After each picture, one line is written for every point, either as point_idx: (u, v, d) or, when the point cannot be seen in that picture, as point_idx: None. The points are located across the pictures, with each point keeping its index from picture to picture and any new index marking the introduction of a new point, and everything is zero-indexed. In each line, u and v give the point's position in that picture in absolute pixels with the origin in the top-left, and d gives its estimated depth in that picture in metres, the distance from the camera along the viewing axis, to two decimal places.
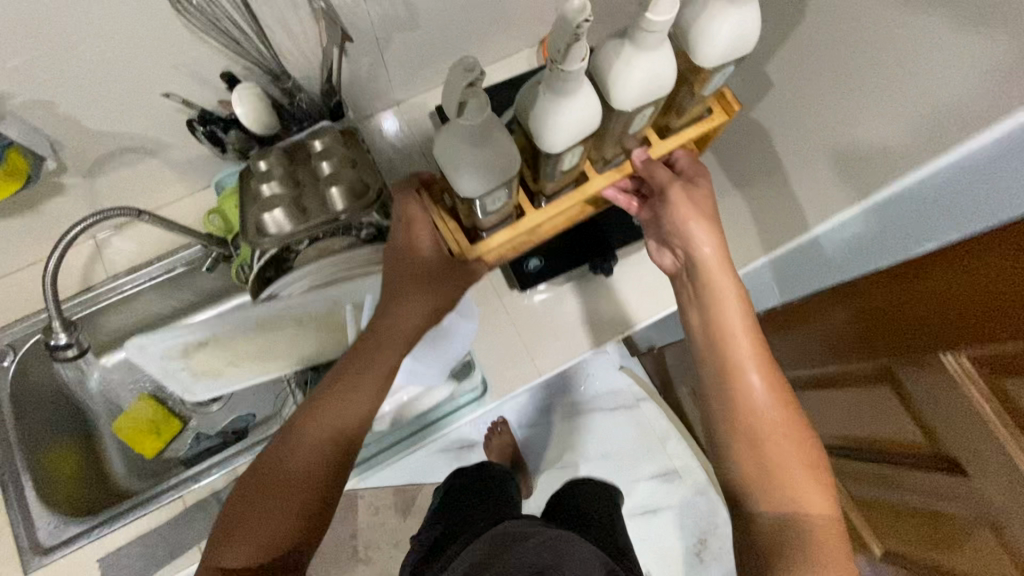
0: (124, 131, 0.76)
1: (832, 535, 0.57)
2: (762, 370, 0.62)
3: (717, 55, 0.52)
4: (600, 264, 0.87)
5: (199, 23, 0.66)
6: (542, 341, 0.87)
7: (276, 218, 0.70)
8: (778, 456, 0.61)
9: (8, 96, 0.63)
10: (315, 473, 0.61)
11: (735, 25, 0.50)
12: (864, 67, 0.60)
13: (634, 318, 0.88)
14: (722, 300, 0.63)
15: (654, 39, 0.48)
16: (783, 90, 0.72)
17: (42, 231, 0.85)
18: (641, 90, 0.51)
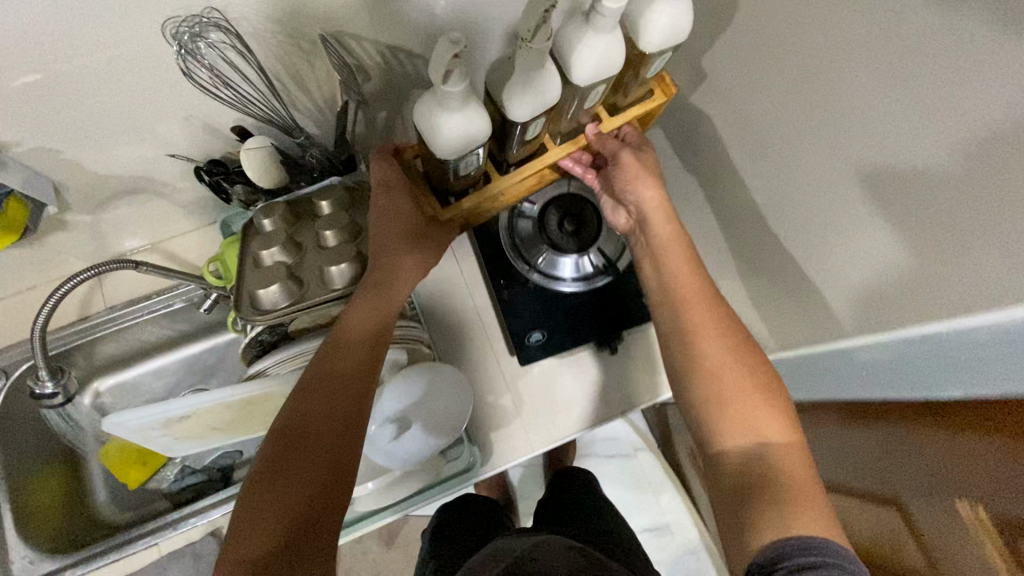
0: (130, 174, 0.75)
1: (803, 469, 0.54)
2: (706, 311, 0.64)
3: (657, 42, 0.58)
4: (607, 342, 0.85)
5: (211, 84, 0.65)
6: (539, 417, 0.84)
7: (279, 289, 0.66)
8: (729, 382, 0.60)
9: (12, 145, 0.62)
10: (337, 428, 0.56)
11: (678, 18, 0.56)
12: (877, 192, 0.57)
13: (637, 397, 0.86)
14: (670, 241, 0.69)
15: (605, 23, 0.53)
16: (789, 189, 0.70)
17: (42, 260, 0.84)
18: (595, 69, 0.57)
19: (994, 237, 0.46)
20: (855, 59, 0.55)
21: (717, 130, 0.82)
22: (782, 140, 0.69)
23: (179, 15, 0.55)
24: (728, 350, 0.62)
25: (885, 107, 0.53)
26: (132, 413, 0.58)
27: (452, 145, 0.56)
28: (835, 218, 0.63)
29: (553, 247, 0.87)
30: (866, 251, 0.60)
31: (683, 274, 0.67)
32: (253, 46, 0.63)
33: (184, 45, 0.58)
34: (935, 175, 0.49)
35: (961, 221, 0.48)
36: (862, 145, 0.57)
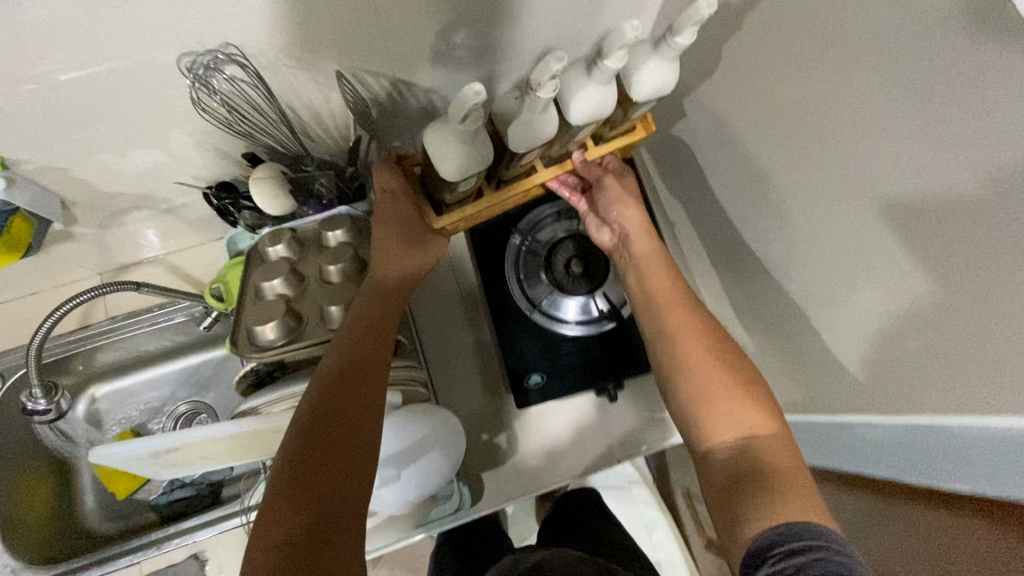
0: (138, 192, 0.76)
1: (789, 454, 0.55)
2: (686, 317, 0.68)
3: (646, 94, 0.62)
4: (606, 389, 0.83)
5: (226, 119, 0.67)
6: (535, 462, 0.83)
7: (278, 324, 0.65)
8: (712, 382, 0.62)
9: (21, 162, 0.62)
10: (364, 412, 0.56)
11: (667, 75, 0.61)
12: (879, 272, 0.56)
13: (635, 447, 0.84)
14: (649, 257, 0.74)
15: (603, 75, 0.59)
16: (790, 250, 0.70)
17: (47, 268, 0.85)
18: (587, 114, 0.62)
19: (1005, 333, 0.45)
20: (866, 136, 0.55)
21: (722, 182, 0.83)
22: (784, 202, 0.69)
23: (196, 48, 0.56)
24: (708, 347, 0.65)
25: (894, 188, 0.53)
26: (119, 445, 0.57)
27: (456, 174, 0.62)
28: (837, 286, 0.63)
29: (559, 289, 0.87)
30: (870, 324, 0.59)
31: (662, 282, 0.72)
32: (268, 82, 0.64)
33: (196, 72, 0.58)
34: (946, 259, 0.49)
35: (960, 308, 0.48)
36: (872, 220, 0.56)
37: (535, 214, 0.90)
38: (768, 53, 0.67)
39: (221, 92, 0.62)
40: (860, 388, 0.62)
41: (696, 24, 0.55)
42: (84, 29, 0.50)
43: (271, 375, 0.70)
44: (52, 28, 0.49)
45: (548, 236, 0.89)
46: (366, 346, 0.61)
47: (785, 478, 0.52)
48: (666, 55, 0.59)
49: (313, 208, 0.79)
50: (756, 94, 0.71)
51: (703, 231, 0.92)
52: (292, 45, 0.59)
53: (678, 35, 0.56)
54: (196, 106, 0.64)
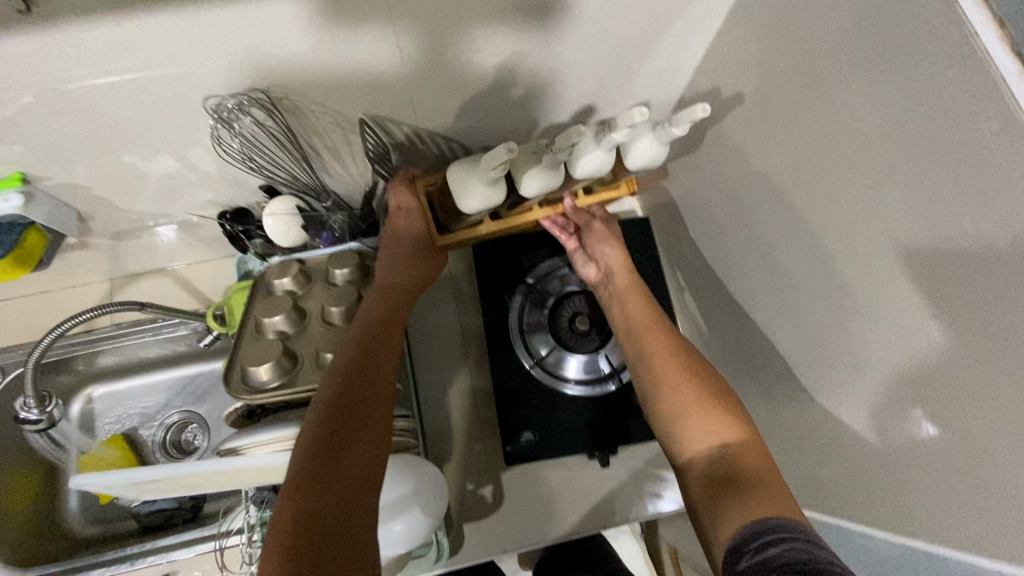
0: (153, 210, 0.79)
1: (754, 450, 0.58)
2: (665, 341, 0.71)
3: (638, 161, 0.72)
4: (597, 455, 0.82)
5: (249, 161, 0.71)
6: (521, 515, 0.82)
7: (272, 366, 0.65)
8: (687, 396, 0.65)
9: (44, 179, 0.66)
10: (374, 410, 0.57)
11: (656, 152, 0.71)
12: (876, 373, 0.56)
13: (623, 511, 0.83)
14: (629, 289, 0.78)
15: (607, 144, 0.67)
16: (778, 331, 0.72)
17: (59, 273, 0.87)
18: (589, 172, 0.71)
19: (993, 453, 0.44)
20: (864, 237, 0.55)
21: (718, 247, 0.85)
22: (772, 283, 0.72)
23: (224, 90, 0.60)
24: (683, 364, 0.68)
25: (889, 291, 0.52)
26: (100, 477, 0.57)
27: (475, 205, 0.72)
28: (818, 374, 0.65)
29: (562, 347, 0.86)
30: (860, 418, 0.58)
31: (643, 309, 0.75)
32: (290, 122, 0.68)
33: (223, 112, 0.62)
34: (938, 371, 0.48)
35: (924, 414, 0.50)
36: (869, 322, 0.55)
37: (540, 267, 0.91)
38: (757, 141, 0.70)
39: (244, 133, 0.67)
40: (837, 479, 0.63)
41: (691, 121, 0.64)
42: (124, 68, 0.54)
43: (257, 414, 0.69)
44: (93, 65, 0.52)
45: (552, 290, 0.89)
46: (374, 348, 0.63)
47: (759, 484, 0.54)
48: (659, 133, 0.68)
49: (324, 240, 0.80)
50: (745, 176, 0.74)
51: (701, 291, 0.93)
52: (316, 90, 0.63)
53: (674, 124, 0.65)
54: (213, 144, 0.67)
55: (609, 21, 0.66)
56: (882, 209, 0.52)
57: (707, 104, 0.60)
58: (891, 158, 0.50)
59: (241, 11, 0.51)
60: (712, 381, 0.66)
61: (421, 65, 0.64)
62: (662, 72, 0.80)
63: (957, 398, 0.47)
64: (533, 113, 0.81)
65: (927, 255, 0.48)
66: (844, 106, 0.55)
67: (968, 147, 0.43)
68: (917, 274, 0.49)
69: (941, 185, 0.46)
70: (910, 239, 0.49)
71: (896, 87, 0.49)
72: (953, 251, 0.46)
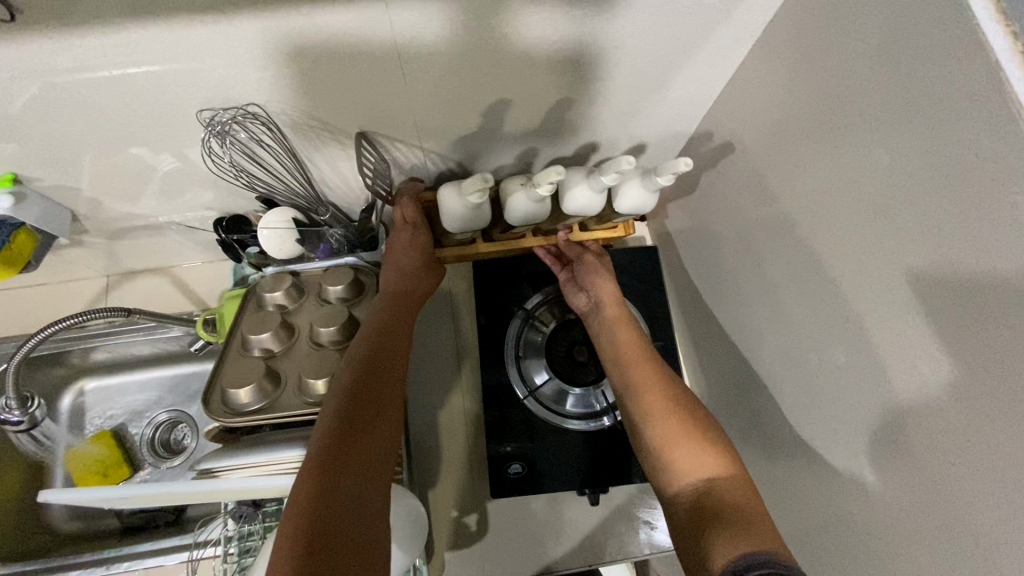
0: (149, 213, 0.79)
1: (740, 487, 0.56)
2: (652, 372, 0.70)
3: (625, 207, 0.76)
4: (588, 492, 0.80)
5: (247, 175, 0.72)
6: (506, 545, 0.80)
7: (252, 389, 0.65)
8: (670, 426, 0.63)
9: (36, 179, 0.66)
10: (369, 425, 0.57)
11: (644, 200, 0.75)
12: (880, 432, 0.53)
13: (611, 544, 0.81)
14: (618, 319, 0.77)
15: (596, 184, 0.71)
16: (781, 382, 0.69)
17: (54, 268, 0.87)
18: (576, 208, 0.75)
19: (999, 534, 0.41)
20: (874, 292, 0.52)
21: (723, 278, 0.83)
22: (776, 324, 0.69)
23: (218, 104, 0.60)
24: (669, 396, 0.66)
25: (897, 352, 0.50)
26: (65, 495, 0.56)
27: (455, 224, 0.75)
28: (818, 432, 0.62)
29: (560, 379, 0.84)
30: (864, 475, 0.55)
31: (630, 340, 0.74)
32: (286, 137, 0.67)
33: (215, 125, 0.62)
34: (946, 441, 0.45)
35: (929, 482, 0.47)
36: (876, 380, 0.53)
37: (541, 294, 0.89)
38: (768, 186, 0.68)
39: (240, 146, 0.66)
40: (836, 542, 0.60)
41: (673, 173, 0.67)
42: (114, 80, 0.54)
43: (237, 433, 0.69)
44: (81, 76, 0.52)
45: (551, 318, 0.87)
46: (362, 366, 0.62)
47: (742, 516, 0.52)
48: (646, 182, 0.72)
49: (322, 252, 0.81)
50: (756, 220, 0.72)
51: (703, 322, 0.90)
52: (314, 108, 0.63)
53: (660, 176, 0.68)
54: (203, 151, 0.67)
55: (618, 56, 0.65)
56: (891, 275, 0.50)
57: (690, 160, 0.64)
58: (899, 224, 0.48)
59: (233, 31, 0.50)
60: (696, 412, 0.64)
61: (418, 91, 0.63)
62: (676, 107, 0.79)
63: (964, 471, 0.44)
64: (538, 139, 0.80)
65: (937, 317, 0.45)
66: (854, 165, 0.53)
67: (973, 223, 0.41)
68: (925, 347, 0.47)
69: (948, 259, 0.44)
70: (920, 311, 0.47)
71: (907, 153, 0.47)
72: (958, 330, 0.43)
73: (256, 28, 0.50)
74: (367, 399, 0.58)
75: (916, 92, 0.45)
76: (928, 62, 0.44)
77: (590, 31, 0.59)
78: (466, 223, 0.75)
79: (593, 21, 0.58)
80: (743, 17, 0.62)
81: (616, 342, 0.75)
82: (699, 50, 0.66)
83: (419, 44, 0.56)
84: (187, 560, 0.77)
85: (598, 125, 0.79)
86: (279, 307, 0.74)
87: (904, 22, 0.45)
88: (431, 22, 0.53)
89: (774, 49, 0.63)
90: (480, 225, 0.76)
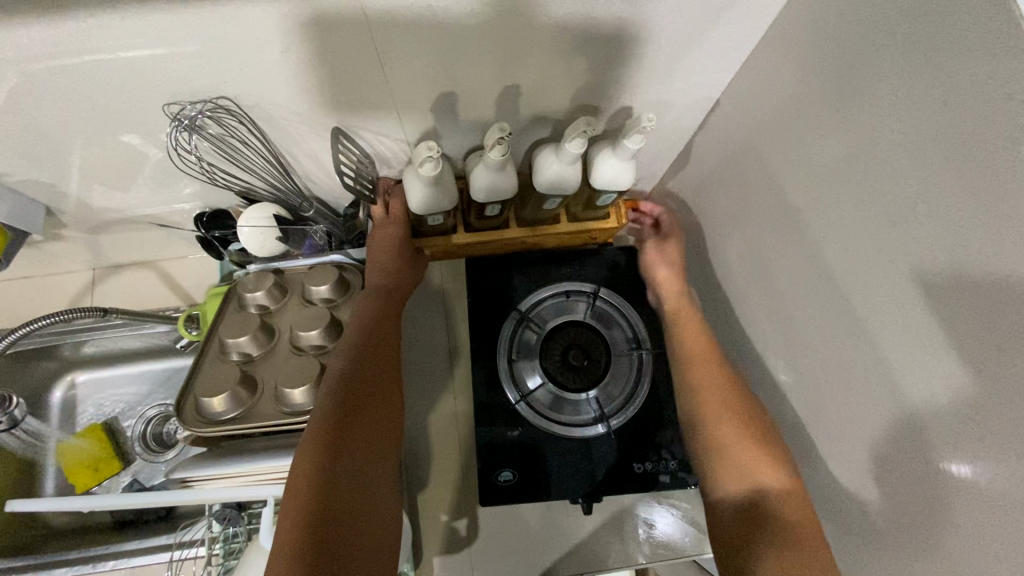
0: (127, 208, 0.77)
1: (797, 505, 0.56)
2: (719, 379, 0.68)
3: (601, 180, 0.71)
4: (581, 501, 0.76)
5: (218, 170, 0.70)
6: (498, 549, 0.77)
7: (226, 397, 0.64)
8: (732, 436, 0.62)
9: (6, 174, 0.65)
10: (364, 435, 0.56)
11: (622, 173, 0.70)
12: (886, 447, 0.50)
13: (605, 548, 0.78)
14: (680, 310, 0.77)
15: (565, 154, 0.67)
16: (787, 394, 0.65)
17: (38, 262, 0.86)
18: (549, 182, 0.71)
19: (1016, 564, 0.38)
20: (883, 299, 0.48)
21: (726, 276, 0.79)
22: (779, 327, 0.66)
23: (186, 96, 0.57)
24: (728, 396, 0.66)
25: (904, 365, 0.47)
26: (33, 504, 0.64)
27: (420, 206, 0.70)
28: (822, 442, 0.59)
29: (555, 384, 0.81)
30: (873, 489, 0.52)
31: (697, 336, 0.73)
32: (259, 127, 0.65)
33: (182, 119, 0.60)
34: (962, 463, 0.42)
35: (943, 502, 0.44)
36: (884, 396, 0.49)
37: (536, 294, 0.86)
38: (774, 183, 0.64)
39: (210, 139, 0.64)
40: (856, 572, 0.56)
41: (642, 133, 0.64)
42: (72, 74, 0.51)
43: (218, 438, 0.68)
44: (36, 69, 0.50)
45: (547, 319, 0.85)
46: (361, 373, 0.61)
47: (797, 539, 0.53)
48: (617, 153, 0.68)
49: (307, 249, 0.78)
50: (764, 222, 0.67)
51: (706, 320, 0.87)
52: (288, 98, 0.60)
53: (627, 139, 0.65)
54: (171, 144, 0.64)
55: (615, 44, 0.60)
56: (905, 286, 0.46)
57: (653, 116, 0.62)
58: (921, 237, 0.44)
59: (193, 19, 0.47)
60: (754, 418, 0.63)
61: (398, 81, 0.60)
62: (681, 99, 0.74)
63: (978, 494, 0.41)
64: (533, 131, 0.76)
65: (950, 330, 0.42)
66: (869, 170, 0.49)
67: (999, 238, 0.37)
68: (948, 375, 0.43)
69: (972, 278, 0.39)
70: (931, 324, 0.43)
71: (934, 161, 0.42)
72: (984, 357, 0.39)
73: (216, 13, 0.47)
74: (356, 404, 0.58)
75: (944, 92, 0.41)
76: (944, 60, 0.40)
77: (582, 16, 0.55)
78: (433, 206, 0.70)
79: (585, 6, 0.53)
80: (750, 6, 0.57)
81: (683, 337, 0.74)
82: (704, 39, 0.61)
83: (397, 33, 0.52)
84: (169, 560, 0.76)
85: (598, 116, 0.75)
86: (261, 307, 0.73)
87: (932, 14, 0.41)
88: (408, 8, 0.49)
89: (788, 39, 0.58)
90: (449, 206, 0.71)
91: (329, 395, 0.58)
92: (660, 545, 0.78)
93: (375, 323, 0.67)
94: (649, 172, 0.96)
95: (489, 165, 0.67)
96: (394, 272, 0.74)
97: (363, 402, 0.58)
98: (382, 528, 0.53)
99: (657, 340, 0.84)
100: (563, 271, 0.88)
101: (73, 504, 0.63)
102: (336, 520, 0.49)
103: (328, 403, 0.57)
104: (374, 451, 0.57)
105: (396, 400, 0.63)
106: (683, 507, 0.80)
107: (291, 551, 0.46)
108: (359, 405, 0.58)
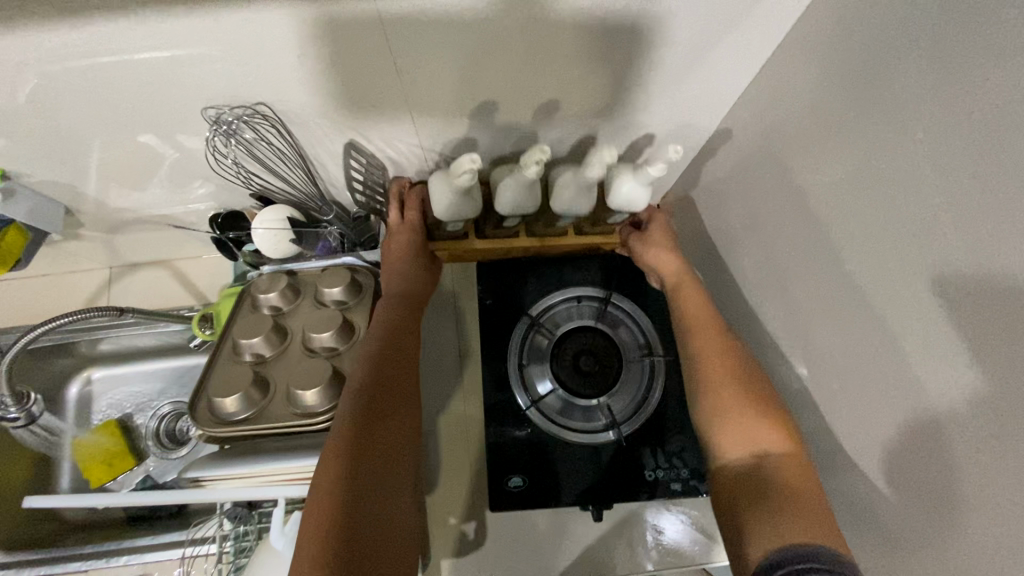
0: (144, 208, 0.79)
1: (800, 470, 0.57)
2: (717, 344, 0.69)
3: (620, 201, 0.72)
4: (592, 509, 0.75)
5: (255, 173, 0.72)
6: (506, 556, 0.76)
7: (239, 398, 0.65)
8: (728, 401, 0.63)
9: (27, 175, 0.66)
10: (389, 432, 0.58)
11: (641, 197, 0.72)
12: (906, 459, 0.49)
13: (615, 554, 0.77)
14: (688, 284, 0.77)
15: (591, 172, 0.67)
16: (802, 404, 0.64)
17: (56, 260, 0.88)
18: (570, 200, 0.72)
19: None
20: (904, 310, 0.48)
21: (741, 283, 0.78)
22: (796, 335, 0.65)
23: (220, 102, 0.59)
24: (733, 368, 0.66)
25: (926, 376, 0.46)
26: (43, 499, 0.65)
27: (447, 214, 0.71)
28: (838, 452, 0.58)
29: (565, 390, 0.81)
30: (894, 500, 0.51)
31: (701, 308, 0.74)
32: (290, 132, 0.66)
33: (220, 124, 0.62)
34: (990, 478, 0.41)
35: (969, 517, 0.43)
36: (905, 407, 0.49)
37: (547, 300, 0.86)
38: (792, 190, 0.63)
39: (243, 145, 0.66)
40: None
41: (666, 164, 0.64)
42: (91, 76, 0.52)
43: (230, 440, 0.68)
44: (55, 71, 0.51)
45: (558, 323, 0.85)
46: (383, 374, 0.62)
47: (794, 498, 0.54)
48: (641, 177, 0.69)
49: (321, 249, 0.79)
50: (780, 230, 0.66)
51: None
52: (305, 101, 0.60)
53: (650, 167, 0.66)
54: (208, 150, 0.66)
55: (630, 50, 0.60)
56: (927, 296, 0.45)
57: (680, 149, 0.63)
58: (945, 248, 0.43)
59: (211, 23, 0.47)
60: (758, 391, 0.63)
61: (414, 85, 0.60)
62: (698, 104, 0.73)
63: (1003, 509, 0.40)
64: (548, 136, 0.75)
65: (975, 340, 0.41)
66: (892, 179, 0.48)
67: None
68: (969, 388, 0.42)
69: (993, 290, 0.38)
70: (954, 335, 0.43)
71: (959, 169, 0.41)
72: (1007, 370, 0.38)
73: (233, 15, 0.47)
74: (379, 403, 0.59)
75: (970, 101, 0.40)
76: (974, 69, 0.39)
77: (598, 23, 0.55)
78: (458, 215, 0.72)
79: (605, 10, 0.53)
80: (769, 12, 0.57)
81: (686, 310, 0.75)
82: (723, 44, 0.61)
83: (414, 37, 0.53)
84: (180, 557, 0.77)
85: (614, 122, 0.74)
86: (274, 308, 0.74)
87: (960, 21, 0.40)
88: (424, 11, 0.49)
89: (808, 44, 0.58)
90: (472, 215, 0.72)
91: (354, 395, 0.59)
92: (670, 551, 0.77)
93: (391, 325, 0.68)
94: (662, 178, 0.95)
95: (519, 181, 0.68)
96: (409, 279, 0.74)
97: (387, 404, 0.60)
98: (405, 527, 0.54)
99: (669, 347, 0.83)
100: (574, 276, 0.88)
101: (90, 503, 0.64)
102: (366, 516, 0.50)
103: (351, 405, 0.58)
104: (398, 446, 0.58)
105: (416, 401, 0.64)
106: (693, 514, 0.80)
107: (314, 552, 0.46)
108: (386, 415, 0.59)
